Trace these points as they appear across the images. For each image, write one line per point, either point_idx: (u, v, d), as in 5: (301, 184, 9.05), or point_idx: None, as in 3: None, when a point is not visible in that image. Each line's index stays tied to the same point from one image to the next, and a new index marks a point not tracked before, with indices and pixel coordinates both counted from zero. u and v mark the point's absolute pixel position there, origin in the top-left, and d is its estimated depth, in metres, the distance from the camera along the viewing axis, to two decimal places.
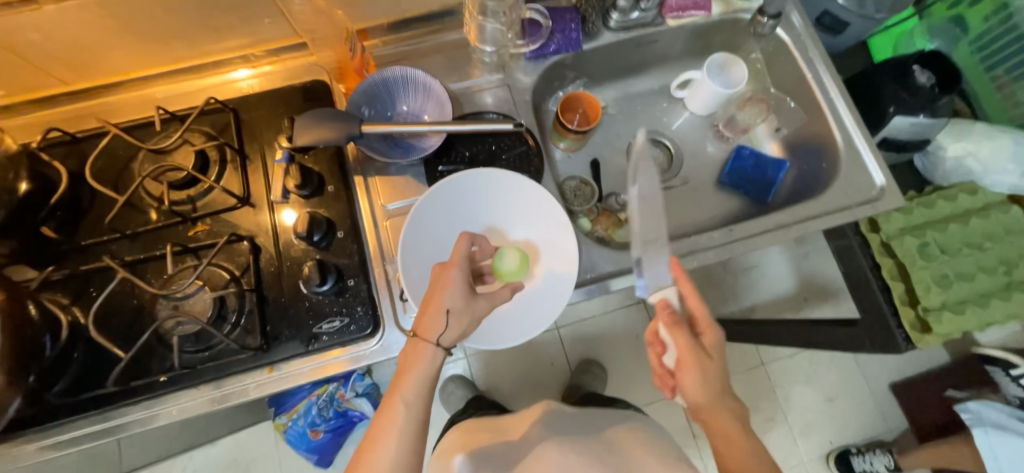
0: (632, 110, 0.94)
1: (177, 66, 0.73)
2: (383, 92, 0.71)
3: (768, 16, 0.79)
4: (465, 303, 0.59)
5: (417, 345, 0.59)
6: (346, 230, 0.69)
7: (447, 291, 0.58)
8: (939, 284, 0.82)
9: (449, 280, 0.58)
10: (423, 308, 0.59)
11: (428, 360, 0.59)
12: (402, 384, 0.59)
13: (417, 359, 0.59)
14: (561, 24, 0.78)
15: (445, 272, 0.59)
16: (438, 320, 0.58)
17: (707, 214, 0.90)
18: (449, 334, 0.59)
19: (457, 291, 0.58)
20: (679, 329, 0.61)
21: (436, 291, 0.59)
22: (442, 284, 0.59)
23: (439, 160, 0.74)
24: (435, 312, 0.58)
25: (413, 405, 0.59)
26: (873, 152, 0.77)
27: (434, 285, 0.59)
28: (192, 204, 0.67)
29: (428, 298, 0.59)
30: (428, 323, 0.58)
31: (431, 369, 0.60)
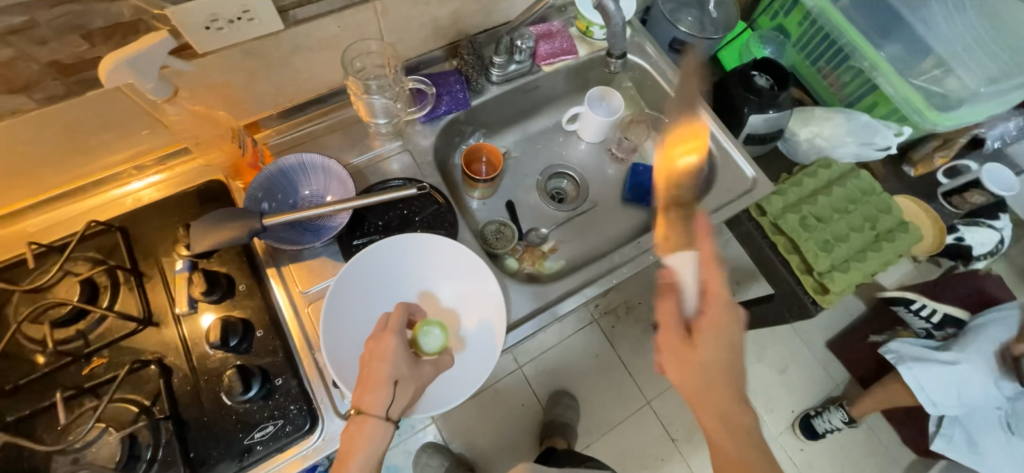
0: (534, 149, 1.01)
1: (50, 193, 0.69)
2: (281, 180, 0.71)
3: (616, 57, 0.78)
4: (409, 369, 0.61)
5: (364, 422, 0.58)
6: (266, 328, 0.66)
7: (389, 360, 0.60)
8: (824, 249, 0.93)
9: (388, 349, 0.60)
10: (364, 384, 0.59)
11: (376, 436, 0.58)
12: (347, 466, 0.58)
13: (364, 439, 0.58)
14: (446, 86, 0.83)
15: (382, 343, 0.61)
16: (383, 392, 0.59)
17: (621, 229, 0.97)
18: (399, 400, 0.60)
19: (398, 359, 0.60)
20: (666, 330, 0.67)
21: (375, 359, 0.60)
22: (382, 354, 0.60)
23: (352, 235, 0.74)
24: (379, 385, 0.59)
25: None
26: (741, 150, 0.88)
27: (373, 356, 0.60)
28: (84, 338, 0.62)
29: (368, 374, 0.59)
30: (374, 397, 0.58)
31: (381, 446, 0.59)
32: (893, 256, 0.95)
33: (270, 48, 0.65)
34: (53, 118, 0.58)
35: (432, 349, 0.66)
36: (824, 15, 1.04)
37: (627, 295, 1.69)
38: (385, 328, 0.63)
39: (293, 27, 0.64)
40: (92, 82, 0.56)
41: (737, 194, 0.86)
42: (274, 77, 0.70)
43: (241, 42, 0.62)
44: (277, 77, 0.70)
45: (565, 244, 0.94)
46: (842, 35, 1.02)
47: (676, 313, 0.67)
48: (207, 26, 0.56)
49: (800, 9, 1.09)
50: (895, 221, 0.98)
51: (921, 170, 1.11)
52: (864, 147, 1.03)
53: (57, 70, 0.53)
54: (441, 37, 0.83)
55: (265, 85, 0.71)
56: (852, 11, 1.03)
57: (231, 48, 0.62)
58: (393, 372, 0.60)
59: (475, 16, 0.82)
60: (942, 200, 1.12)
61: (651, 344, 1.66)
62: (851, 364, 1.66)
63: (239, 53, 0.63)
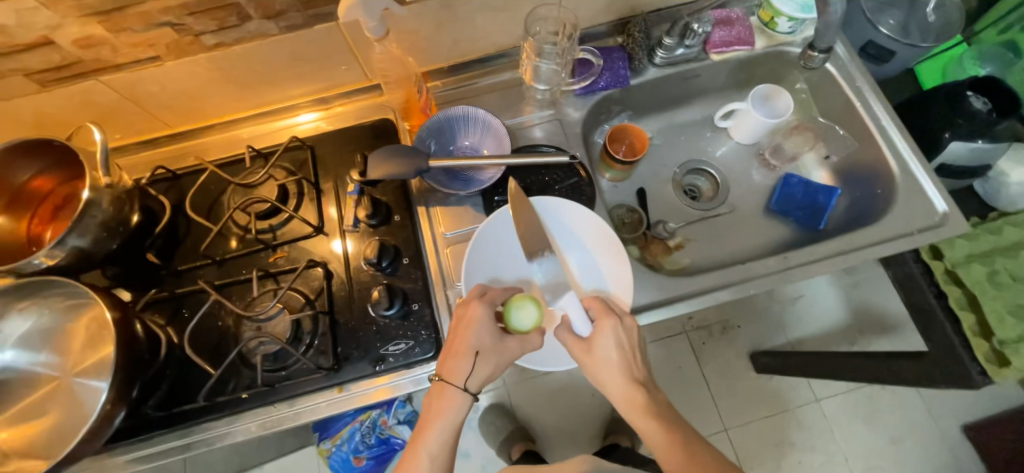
0: (675, 140, 0.97)
1: (263, 109, 0.82)
2: (445, 128, 0.77)
3: (819, 51, 0.81)
4: (491, 341, 0.65)
5: (444, 389, 0.64)
6: (411, 258, 0.73)
7: (474, 327, 0.64)
8: (1015, 314, 0.78)
9: (473, 319, 0.64)
10: (449, 351, 0.65)
11: (455, 401, 0.64)
12: (429, 426, 0.65)
13: (444, 402, 0.65)
14: (609, 62, 0.82)
15: (469, 310, 0.65)
16: (464, 363, 0.64)
17: (756, 242, 0.90)
18: (478, 371, 0.64)
19: (482, 331, 0.65)
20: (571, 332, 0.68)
21: (462, 327, 0.65)
22: (468, 322, 0.64)
23: (495, 191, 0.78)
24: (461, 354, 0.64)
25: (444, 439, 0.65)
26: (932, 179, 0.76)
27: (460, 321, 0.65)
28: (273, 232, 0.74)
29: (454, 340, 0.65)
30: (454, 366, 0.64)
31: (459, 411, 0.65)
32: None
33: (463, 3, 0.69)
34: (286, 45, 0.68)
35: (524, 327, 0.66)
36: None
37: (727, 314, 1.59)
38: (475, 299, 0.66)
39: None
40: (322, 17, 0.65)
41: (916, 229, 0.75)
42: (457, 32, 0.75)
43: None
44: (459, 32, 0.75)
45: (691, 243, 0.90)
46: None
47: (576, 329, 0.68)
48: None
49: None
50: None
51: None
52: None
53: (302, 3, 0.62)
54: (612, 12, 0.82)
55: (447, 38, 0.76)
56: None
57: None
58: (474, 343, 0.64)
59: None
60: None
61: (743, 371, 1.55)
62: (988, 456, 1.41)
63: (438, 5, 0.68)
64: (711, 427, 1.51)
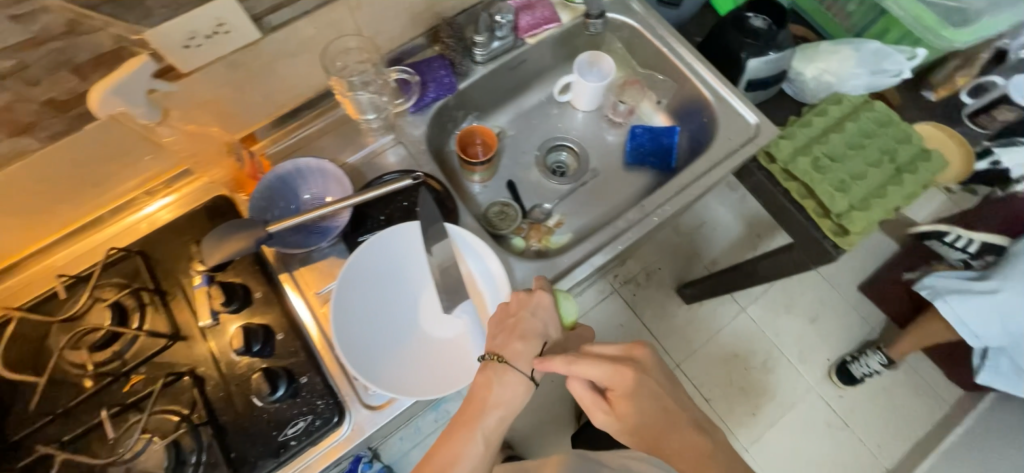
0: (529, 125, 1.00)
1: (74, 227, 0.72)
2: (281, 188, 0.72)
3: (595, 17, 0.88)
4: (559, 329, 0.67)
5: (502, 375, 0.63)
6: (286, 331, 0.68)
7: (548, 311, 0.66)
8: (840, 190, 0.90)
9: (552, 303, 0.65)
10: (512, 335, 0.64)
11: (509, 390, 0.62)
12: (480, 421, 0.61)
13: (499, 394, 0.62)
14: (431, 73, 0.82)
15: (543, 294, 0.66)
16: (526, 351, 0.63)
17: (625, 196, 0.96)
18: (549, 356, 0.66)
19: (557, 315, 0.66)
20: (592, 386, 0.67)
21: (530, 311, 0.65)
22: (550, 305, 0.66)
23: (357, 231, 0.75)
24: (528, 336, 0.64)
25: (485, 441, 0.62)
26: (739, 97, 0.84)
27: (529, 305, 0.65)
28: (121, 358, 0.65)
29: (519, 322, 0.64)
30: (523, 349, 0.63)
31: (518, 398, 0.63)
32: (917, 187, 0.90)
33: (252, 58, 0.66)
34: (58, 156, 0.61)
35: (570, 318, 0.69)
36: None
37: (647, 261, 1.69)
38: (536, 287, 0.67)
39: (270, 33, 0.65)
40: (87, 115, 0.59)
41: (742, 142, 0.82)
42: (262, 87, 0.71)
43: (225, 56, 0.63)
44: (264, 87, 0.72)
45: (568, 219, 0.94)
46: None
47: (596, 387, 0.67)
48: (186, 43, 0.58)
49: None
50: (915, 150, 0.93)
51: (942, 93, 1.04)
52: (874, 76, 0.97)
53: (53, 107, 0.55)
54: (420, 25, 0.82)
55: (254, 96, 0.72)
56: None
57: (216, 63, 0.63)
58: (546, 331, 0.64)
59: None
60: (966, 123, 1.04)
61: (676, 307, 1.65)
62: (883, 304, 1.62)
63: (224, 67, 0.64)
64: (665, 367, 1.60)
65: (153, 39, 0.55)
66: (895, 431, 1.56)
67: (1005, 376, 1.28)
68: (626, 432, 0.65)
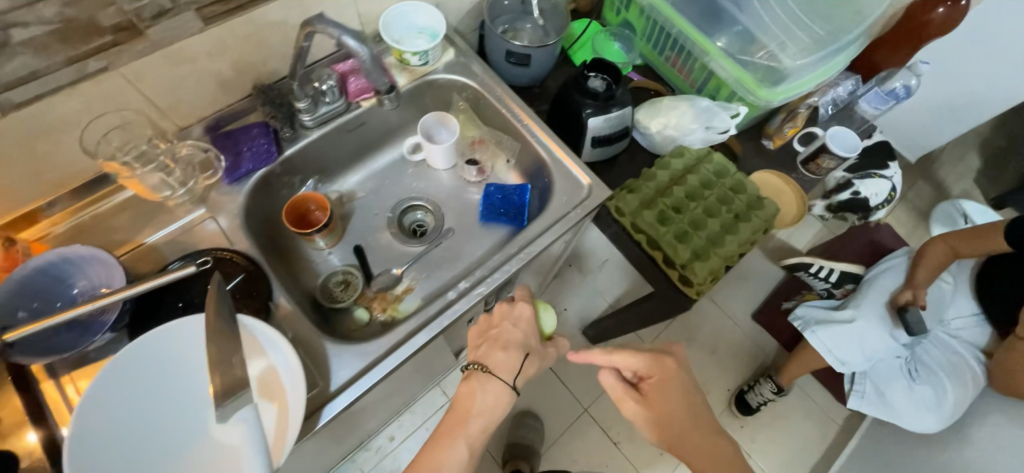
0: (382, 186, 0.96)
1: None
2: (44, 282, 0.63)
3: (383, 92, 0.78)
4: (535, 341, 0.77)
5: (480, 380, 0.72)
6: (33, 459, 0.58)
7: (524, 323, 0.77)
8: (682, 241, 0.93)
9: (525, 316, 0.77)
10: (493, 348, 0.74)
11: (493, 398, 0.71)
12: (464, 429, 0.68)
13: (477, 399, 0.71)
14: (248, 141, 0.78)
15: (518, 308, 0.78)
16: (507, 364, 0.72)
17: (481, 254, 0.92)
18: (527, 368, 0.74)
19: (530, 328, 0.77)
20: (619, 384, 0.76)
21: (513, 325, 0.76)
22: (524, 318, 0.77)
23: (144, 324, 0.67)
24: (508, 350, 0.74)
25: (470, 451, 0.68)
26: (574, 159, 0.85)
27: (507, 317, 0.77)
28: None
29: (501, 335, 0.76)
30: (507, 361, 0.73)
31: (497, 409, 0.70)
32: (753, 233, 0.95)
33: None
34: None
35: (549, 330, 0.82)
36: (655, 7, 1.04)
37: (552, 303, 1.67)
38: (519, 298, 0.79)
39: (14, 111, 0.57)
40: None
41: (577, 203, 0.82)
42: (21, 167, 0.63)
43: None
44: (25, 166, 0.63)
45: (419, 284, 0.88)
46: (671, 25, 1.03)
47: (622, 380, 0.76)
48: None
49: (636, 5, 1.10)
50: (751, 198, 0.98)
51: (778, 142, 1.12)
52: (708, 131, 1.02)
53: None
54: (236, 90, 0.78)
55: (13, 177, 0.63)
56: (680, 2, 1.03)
57: None
58: (525, 341, 0.75)
59: (267, 62, 0.77)
60: (801, 168, 1.11)
61: (582, 348, 1.62)
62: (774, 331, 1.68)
63: None
64: (573, 412, 1.53)
65: None
66: (795, 457, 1.58)
67: (871, 401, 1.31)
68: (654, 425, 0.73)
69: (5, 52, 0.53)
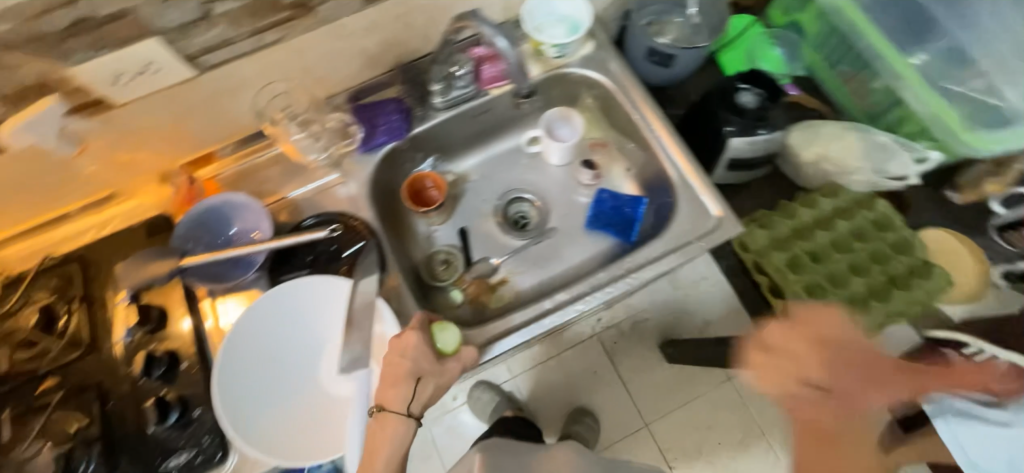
0: (494, 172, 0.97)
1: (22, 227, 0.75)
2: (212, 218, 0.74)
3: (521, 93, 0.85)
4: (429, 367, 0.64)
5: (391, 417, 0.63)
6: (190, 360, 0.70)
7: (409, 353, 0.64)
8: (814, 296, 0.81)
9: (410, 345, 0.63)
10: (386, 381, 0.64)
11: (398, 433, 0.63)
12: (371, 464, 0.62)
13: (388, 436, 0.63)
14: (383, 116, 0.81)
15: (403, 337, 0.64)
16: (401, 395, 0.63)
17: (580, 261, 0.90)
18: (421, 398, 0.64)
19: (421, 355, 0.64)
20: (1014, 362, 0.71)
21: (394, 354, 0.64)
22: (404, 350, 0.64)
23: (281, 270, 0.75)
24: (408, 379, 0.63)
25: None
26: (706, 186, 0.77)
27: (394, 348, 0.64)
28: (40, 360, 0.69)
29: (389, 369, 0.63)
30: (394, 395, 0.63)
31: (403, 440, 0.63)
32: (909, 306, 0.80)
33: (192, 92, 0.67)
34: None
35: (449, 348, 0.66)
36: (841, 13, 0.88)
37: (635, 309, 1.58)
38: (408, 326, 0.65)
39: (208, 71, 0.66)
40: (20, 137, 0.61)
41: (698, 232, 0.76)
42: (207, 117, 0.73)
43: (161, 90, 0.64)
44: (210, 116, 0.73)
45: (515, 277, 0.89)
46: (860, 36, 0.87)
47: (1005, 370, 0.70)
48: (114, 81, 0.59)
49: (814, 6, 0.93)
50: (915, 263, 0.82)
51: (969, 197, 0.92)
52: (878, 176, 0.86)
53: None
54: (381, 64, 0.81)
55: (199, 124, 0.73)
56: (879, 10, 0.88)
57: (154, 94, 0.64)
58: (412, 368, 0.62)
59: (412, 41, 0.79)
60: (993, 235, 0.91)
61: None
62: None
63: (163, 98, 0.66)
64: None
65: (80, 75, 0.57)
66: None
67: None
68: None
69: (208, 22, 0.59)
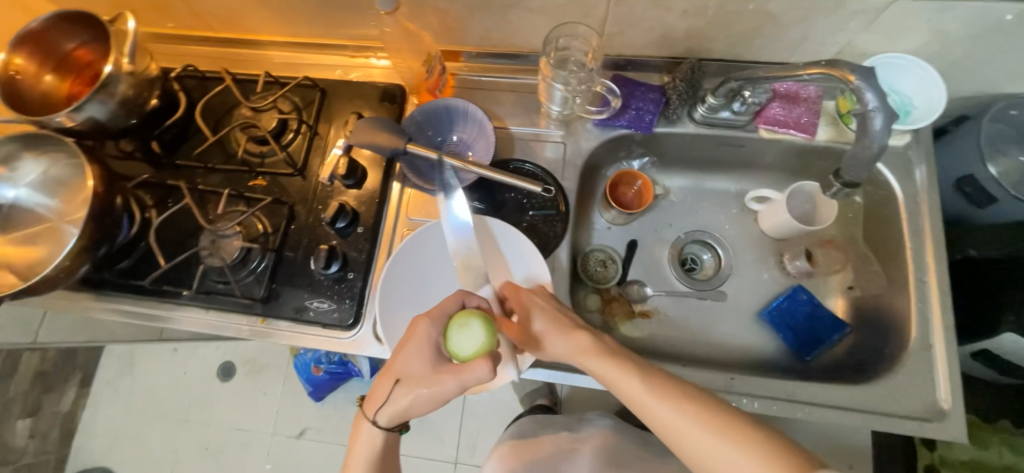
0: (695, 205, 0.87)
1: (298, 40, 0.84)
2: (441, 117, 0.76)
3: (842, 180, 0.70)
4: (418, 372, 0.56)
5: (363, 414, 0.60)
6: (365, 228, 0.74)
7: (413, 348, 0.57)
8: None
9: (414, 338, 0.57)
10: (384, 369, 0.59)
11: (371, 430, 0.60)
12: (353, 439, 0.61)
13: (364, 426, 0.60)
14: (640, 102, 0.75)
15: (416, 327, 0.58)
16: (381, 393, 0.58)
17: (732, 344, 0.80)
18: (397, 401, 0.56)
19: (415, 356, 0.57)
20: None
21: (403, 346, 0.58)
22: (408, 342, 0.58)
23: (471, 194, 0.76)
24: (391, 375, 0.57)
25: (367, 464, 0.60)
26: (948, 362, 0.64)
27: (406, 339, 0.59)
28: (262, 159, 0.78)
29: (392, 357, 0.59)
30: (378, 387, 0.58)
31: (373, 435, 0.60)
32: None
33: None
34: None
35: (463, 354, 0.55)
36: None
37: None
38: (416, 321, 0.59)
39: None
40: None
41: (906, 411, 0.63)
42: (489, 22, 0.72)
43: None
44: (492, 23, 0.73)
45: (658, 317, 0.82)
46: None
47: None
48: None
49: None
50: None
51: None
52: None
53: None
54: (666, 48, 0.74)
55: (479, 25, 0.73)
56: None
57: None
58: (403, 362, 0.57)
59: (715, 40, 0.71)
60: None
61: None
62: None
63: None
64: None
65: None
66: None
67: None
68: None
69: None
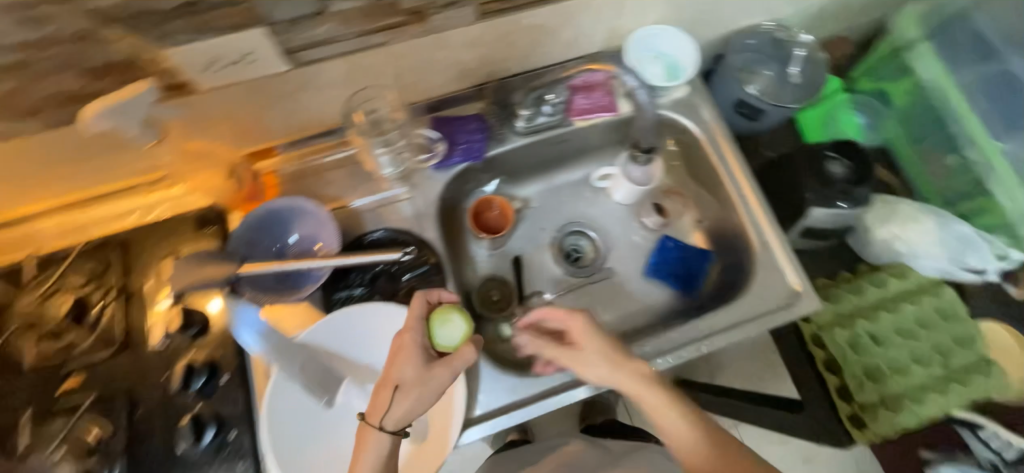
0: (556, 202, 0.92)
1: (67, 199, 0.70)
2: (271, 222, 0.70)
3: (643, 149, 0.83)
4: (416, 373, 0.56)
5: (364, 429, 0.56)
6: (232, 373, 0.64)
7: (404, 357, 0.57)
8: (870, 379, 0.81)
9: (402, 347, 0.57)
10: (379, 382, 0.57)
11: (376, 445, 0.56)
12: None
13: (365, 447, 0.56)
14: (465, 135, 0.78)
15: (404, 338, 0.58)
16: (383, 400, 0.55)
17: (634, 310, 0.87)
18: (398, 411, 0.55)
19: (409, 361, 0.57)
20: None
21: (397, 357, 0.57)
22: (400, 350, 0.58)
23: (336, 286, 0.72)
24: (388, 383, 0.56)
25: None
26: (786, 254, 0.76)
27: (395, 352, 0.58)
28: (66, 355, 0.63)
29: (387, 368, 0.57)
30: (377, 401, 0.56)
31: (377, 459, 0.56)
32: (962, 403, 0.79)
33: (279, 85, 0.62)
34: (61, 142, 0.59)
35: (449, 345, 0.60)
36: (938, 92, 0.87)
37: None
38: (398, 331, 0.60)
39: (302, 66, 0.61)
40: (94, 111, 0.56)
41: (772, 306, 0.74)
42: (285, 111, 0.68)
43: (246, 80, 0.60)
44: (288, 111, 0.68)
45: None
46: (955, 119, 0.85)
47: None
48: (205, 66, 0.54)
49: (908, 79, 0.91)
50: (973, 357, 0.81)
51: None
52: (950, 264, 0.85)
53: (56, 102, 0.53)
54: (469, 79, 0.76)
55: (275, 117, 0.68)
56: (974, 92, 0.85)
57: (240, 84, 0.60)
58: (400, 369, 0.56)
59: (508, 60, 0.75)
60: None
61: None
62: None
63: (247, 88, 0.61)
64: None
65: (174, 57, 0.51)
66: None
67: None
68: None
69: (319, 19, 0.54)
